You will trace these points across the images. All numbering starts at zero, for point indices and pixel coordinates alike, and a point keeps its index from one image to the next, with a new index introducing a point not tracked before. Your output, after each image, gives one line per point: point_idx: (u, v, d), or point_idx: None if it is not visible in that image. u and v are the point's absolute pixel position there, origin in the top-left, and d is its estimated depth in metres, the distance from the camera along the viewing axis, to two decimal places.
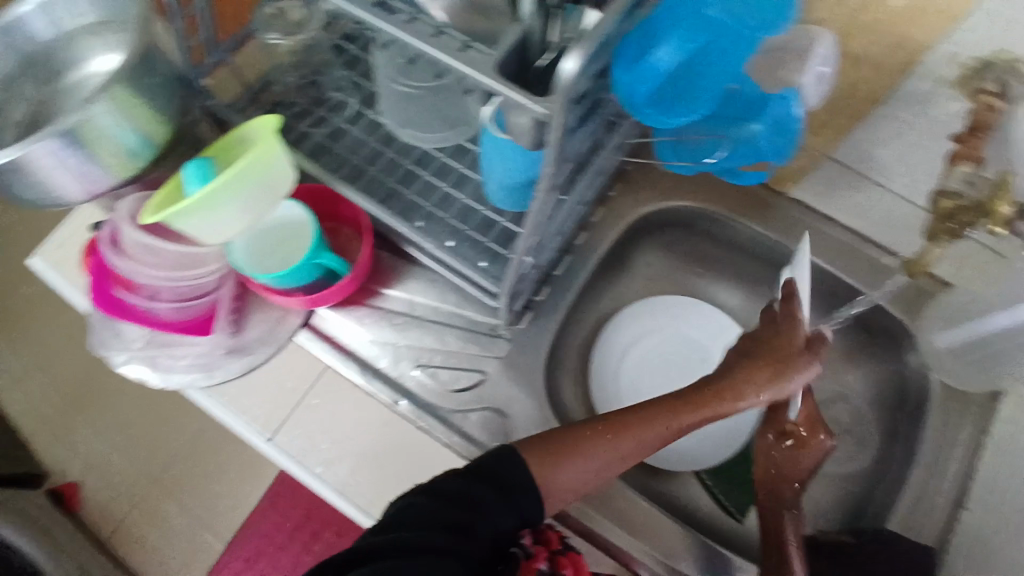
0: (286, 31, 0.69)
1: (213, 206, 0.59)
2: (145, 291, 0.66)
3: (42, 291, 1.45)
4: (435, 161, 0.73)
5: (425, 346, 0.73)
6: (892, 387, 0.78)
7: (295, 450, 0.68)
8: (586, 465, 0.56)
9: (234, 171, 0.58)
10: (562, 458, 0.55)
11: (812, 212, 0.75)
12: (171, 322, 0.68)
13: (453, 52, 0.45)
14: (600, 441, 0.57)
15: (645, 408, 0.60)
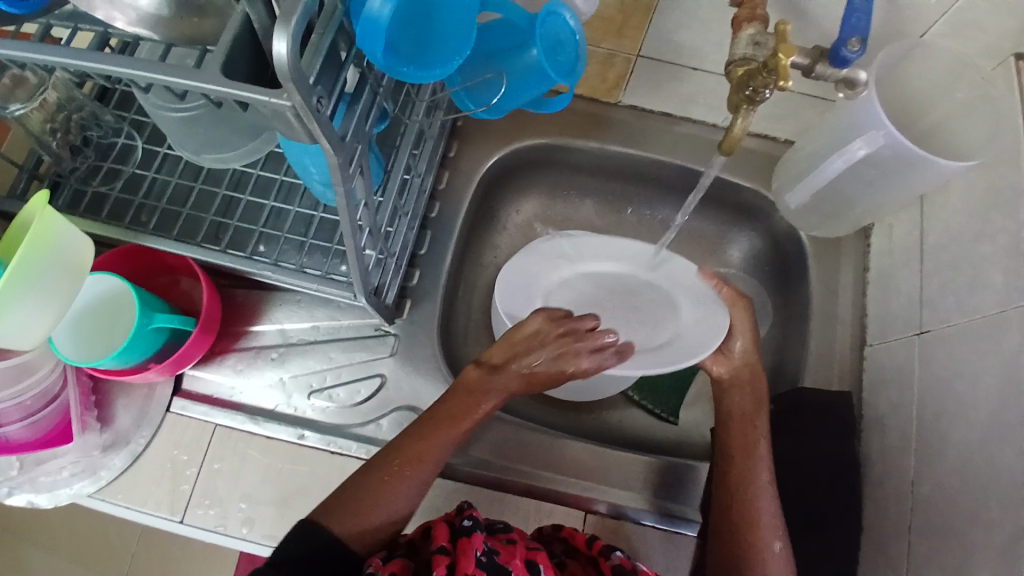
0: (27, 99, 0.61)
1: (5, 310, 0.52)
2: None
3: None
4: (252, 178, 0.69)
5: (312, 370, 0.69)
6: (772, 254, 0.78)
7: (212, 520, 0.64)
8: (380, 510, 0.54)
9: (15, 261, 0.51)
10: (351, 513, 0.53)
11: (652, 114, 0.74)
12: (24, 442, 0.62)
13: (172, 69, 0.40)
14: (387, 484, 0.55)
15: (434, 434, 0.58)
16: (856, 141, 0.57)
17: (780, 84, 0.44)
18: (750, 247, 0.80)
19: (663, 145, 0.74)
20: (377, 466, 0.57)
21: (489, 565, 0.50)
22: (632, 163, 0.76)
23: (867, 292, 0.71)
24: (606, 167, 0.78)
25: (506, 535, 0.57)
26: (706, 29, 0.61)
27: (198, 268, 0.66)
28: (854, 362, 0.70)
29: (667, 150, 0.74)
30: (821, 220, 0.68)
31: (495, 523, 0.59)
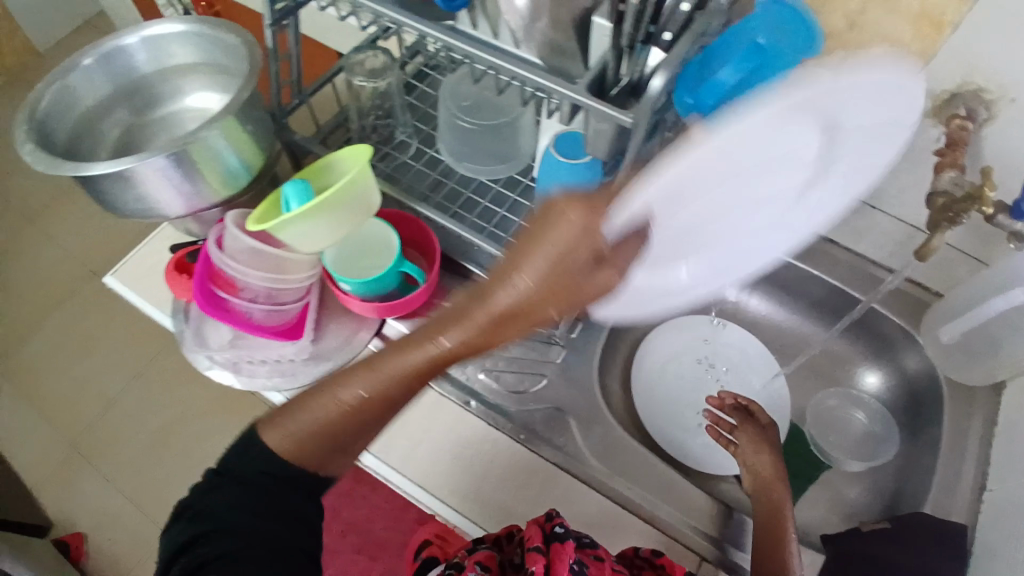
0: (369, 76, 0.80)
1: (310, 220, 0.67)
2: (246, 294, 0.72)
3: (52, 348, 1.51)
4: (490, 190, 0.83)
5: (488, 353, 0.80)
6: (905, 390, 0.85)
7: (377, 448, 0.73)
8: (321, 442, 0.55)
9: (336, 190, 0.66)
10: (300, 414, 0.55)
11: (819, 237, 0.87)
12: (261, 325, 0.74)
13: (548, 79, 0.56)
14: (333, 401, 0.54)
15: (381, 366, 0.53)
16: (1017, 288, 0.67)
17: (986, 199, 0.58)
18: (884, 378, 0.87)
19: (825, 263, 0.86)
20: (323, 383, 0.56)
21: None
22: (788, 275, 0.88)
23: (994, 444, 0.74)
24: (764, 272, 0.90)
25: (592, 550, 0.63)
26: (895, 175, 0.75)
27: (434, 241, 0.78)
28: (973, 501, 0.73)
29: (828, 269, 0.86)
30: (962, 361, 0.77)
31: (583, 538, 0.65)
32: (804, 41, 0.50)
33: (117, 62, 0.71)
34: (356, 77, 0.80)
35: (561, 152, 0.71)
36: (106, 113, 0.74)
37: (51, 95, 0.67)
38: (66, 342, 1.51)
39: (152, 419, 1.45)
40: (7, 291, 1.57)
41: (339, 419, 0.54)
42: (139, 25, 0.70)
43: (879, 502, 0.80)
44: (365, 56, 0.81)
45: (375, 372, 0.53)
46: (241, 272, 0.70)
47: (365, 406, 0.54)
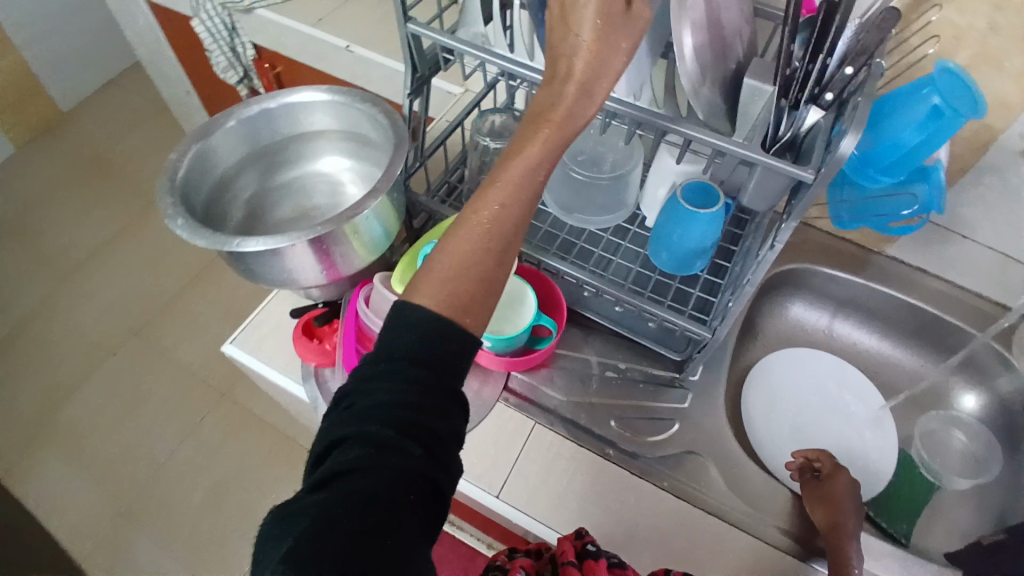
0: (496, 137, 0.81)
1: None
2: None
3: (113, 410, 1.53)
4: (601, 239, 0.87)
5: (617, 400, 0.81)
6: (1000, 410, 0.89)
7: (522, 501, 0.74)
8: (464, 279, 0.45)
9: None
10: (448, 247, 0.45)
11: (911, 267, 0.92)
12: None
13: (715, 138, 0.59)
14: (466, 232, 0.45)
15: (496, 183, 0.47)
16: None
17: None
18: (979, 399, 0.91)
19: (918, 292, 0.90)
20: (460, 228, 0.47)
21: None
22: (882, 305, 0.93)
23: None
24: (857, 304, 0.95)
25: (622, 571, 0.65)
26: (987, 209, 0.80)
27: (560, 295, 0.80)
28: None
29: (922, 297, 0.90)
30: None
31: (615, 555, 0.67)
32: (976, 101, 0.57)
33: (255, 129, 0.73)
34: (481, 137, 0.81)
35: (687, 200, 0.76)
36: (237, 174, 0.74)
37: (196, 155, 0.67)
38: (122, 405, 1.53)
39: (205, 476, 1.44)
40: (63, 359, 1.60)
41: (475, 233, 0.45)
42: (280, 92, 0.72)
43: (992, 518, 0.83)
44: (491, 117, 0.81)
45: (510, 184, 0.47)
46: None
47: (477, 232, 0.45)
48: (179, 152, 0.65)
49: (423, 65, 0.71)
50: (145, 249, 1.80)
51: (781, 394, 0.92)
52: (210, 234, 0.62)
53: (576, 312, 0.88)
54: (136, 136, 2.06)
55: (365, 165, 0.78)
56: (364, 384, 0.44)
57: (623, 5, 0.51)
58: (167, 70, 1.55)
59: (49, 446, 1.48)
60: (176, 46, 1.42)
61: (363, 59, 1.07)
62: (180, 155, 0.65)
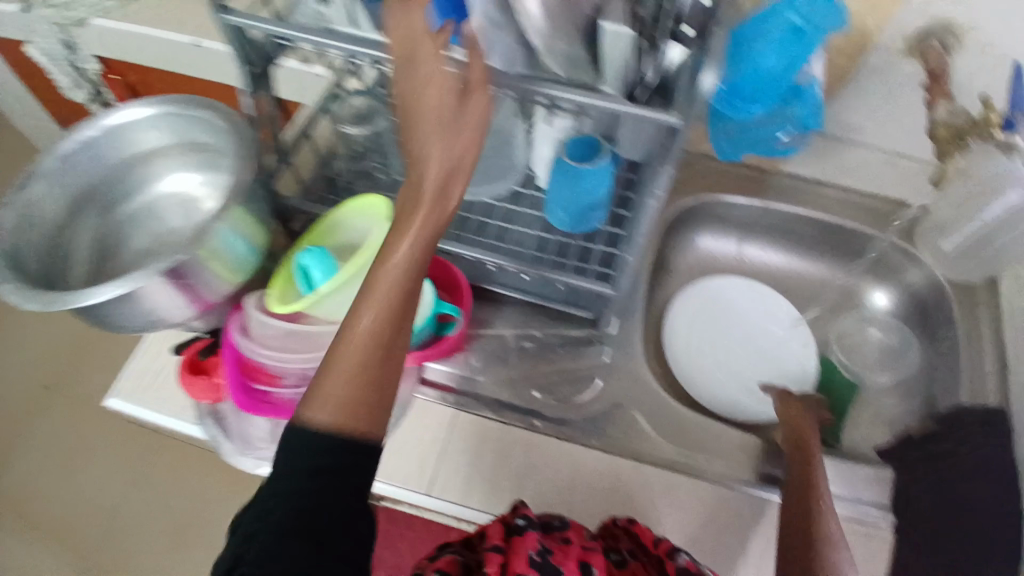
0: (356, 121, 0.75)
1: (336, 288, 0.63)
2: (288, 382, 0.66)
3: (25, 471, 1.36)
4: (495, 208, 0.83)
5: (536, 369, 0.80)
6: (910, 301, 0.91)
7: (455, 494, 0.72)
8: (371, 364, 0.47)
9: (362, 253, 0.62)
10: (335, 353, 0.47)
11: (806, 180, 0.92)
12: None
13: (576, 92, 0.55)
14: (346, 339, 0.47)
15: (375, 282, 0.49)
16: (1010, 192, 0.72)
17: (993, 134, 0.66)
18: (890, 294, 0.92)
19: (815, 204, 0.91)
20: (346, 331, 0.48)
21: (550, 561, 0.59)
22: (788, 220, 0.92)
23: (1006, 329, 0.81)
24: (762, 224, 0.94)
25: (562, 535, 0.65)
26: (874, 109, 0.79)
27: (460, 276, 0.76)
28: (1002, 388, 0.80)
29: (819, 208, 0.90)
30: (963, 265, 0.83)
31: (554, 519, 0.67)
32: (835, 13, 0.56)
33: (77, 161, 0.66)
34: (342, 125, 0.76)
35: (574, 157, 0.71)
36: (77, 220, 0.68)
37: (15, 210, 0.61)
38: (37, 461, 1.38)
39: (145, 526, 1.30)
40: None
41: (361, 325, 0.47)
42: (94, 116, 0.65)
43: (914, 406, 0.86)
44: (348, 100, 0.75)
45: (383, 294, 0.48)
46: (283, 358, 0.65)
47: (364, 324, 0.47)
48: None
49: (257, 57, 0.62)
50: None
51: (700, 327, 0.92)
52: (41, 294, 0.55)
53: (483, 287, 0.85)
54: None
55: (216, 173, 0.71)
56: (257, 503, 0.44)
57: (459, 87, 0.52)
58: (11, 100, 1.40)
59: None
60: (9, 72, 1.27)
61: (215, 55, 0.98)
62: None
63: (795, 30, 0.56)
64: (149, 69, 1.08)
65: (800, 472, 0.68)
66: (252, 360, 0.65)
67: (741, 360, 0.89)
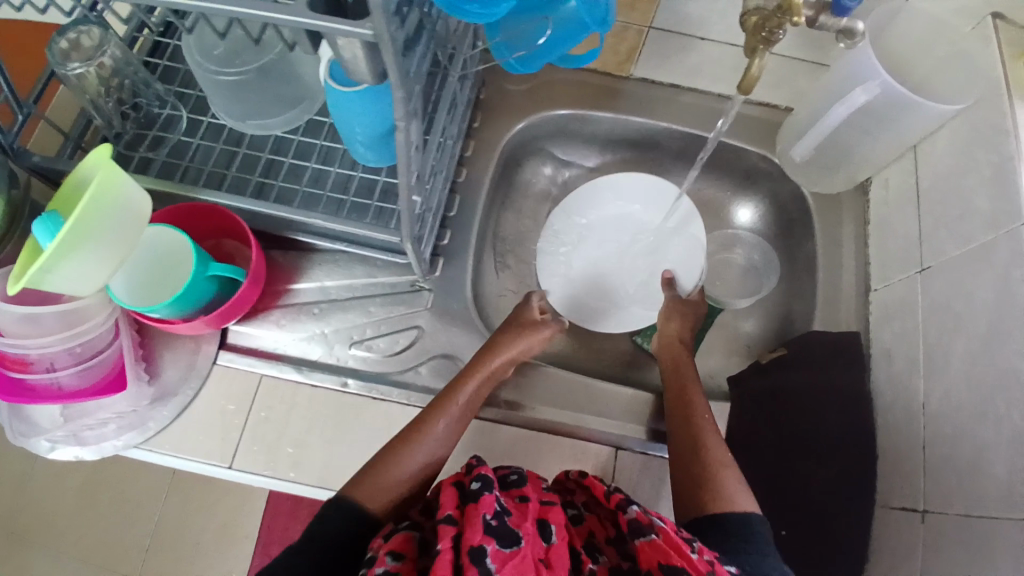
0: (87, 60, 0.63)
1: (67, 253, 0.54)
2: (41, 365, 0.61)
3: None
4: (292, 144, 0.73)
5: (353, 323, 0.72)
6: (774, 216, 0.84)
7: (262, 465, 0.66)
8: (391, 492, 0.59)
9: (83, 204, 0.54)
10: (369, 478, 0.59)
11: (661, 86, 0.80)
12: (80, 390, 0.63)
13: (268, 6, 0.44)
14: (406, 452, 0.61)
15: (425, 425, 0.64)
16: (856, 89, 0.63)
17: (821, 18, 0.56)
18: (754, 209, 0.86)
19: (668, 111, 0.80)
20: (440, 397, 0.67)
21: (506, 522, 0.53)
22: (644, 133, 0.83)
23: (866, 244, 0.75)
24: (616, 139, 0.85)
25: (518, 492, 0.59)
26: None
27: (243, 225, 0.68)
28: (862, 304, 0.74)
29: (672, 116, 0.80)
30: (820, 174, 0.75)
31: (508, 478, 0.62)
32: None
33: None
34: (69, 64, 0.63)
35: (341, 82, 0.60)
36: None
37: None
38: None
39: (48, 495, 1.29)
40: None
41: (434, 447, 0.62)
42: None
43: (774, 331, 0.82)
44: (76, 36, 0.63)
45: (460, 411, 0.65)
46: (23, 345, 0.59)
47: (424, 450, 0.62)
48: None
49: None
50: None
51: (552, 245, 0.85)
52: None
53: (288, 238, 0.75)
54: None
55: None
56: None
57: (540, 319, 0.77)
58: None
59: None
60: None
61: None
62: None
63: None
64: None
65: (676, 389, 0.70)
66: None
67: (594, 280, 0.84)
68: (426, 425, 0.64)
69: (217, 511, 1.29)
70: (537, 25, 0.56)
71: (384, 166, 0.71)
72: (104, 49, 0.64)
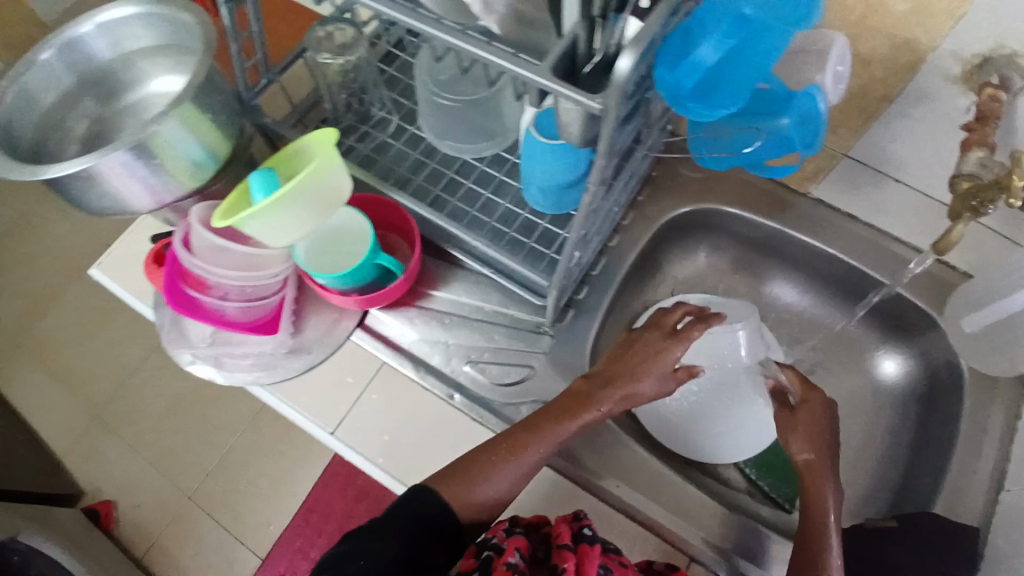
0: (336, 52, 0.71)
1: (279, 211, 0.63)
2: (214, 292, 0.68)
3: (73, 319, 1.56)
4: (475, 170, 0.79)
5: (474, 343, 0.77)
6: (922, 379, 0.79)
7: (358, 443, 0.72)
8: (512, 476, 0.64)
9: (302, 176, 0.62)
10: (468, 483, 0.63)
11: (838, 212, 0.80)
12: (236, 322, 0.71)
13: (518, 59, 0.49)
14: (499, 465, 0.64)
15: (521, 451, 0.64)
16: None
17: None
18: (899, 364, 0.81)
19: (841, 239, 0.79)
20: (524, 424, 0.66)
21: None
22: (807, 252, 0.82)
23: (1014, 440, 0.69)
24: (774, 250, 0.85)
25: (616, 556, 0.60)
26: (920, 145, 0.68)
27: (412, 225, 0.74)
28: (992, 501, 0.68)
29: (846, 246, 0.79)
30: (985, 352, 0.70)
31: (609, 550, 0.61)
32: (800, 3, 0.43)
33: (73, 52, 0.69)
34: (320, 54, 0.71)
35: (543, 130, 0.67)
36: (72, 106, 0.72)
37: (13, 94, 0.65)
38: (78, 317, 1.56)
39: (163, 391, 1.49)
40: (27, 261, 1.64)
41: (517, 467, 0.64)
42: (88, 15, 0.67)
43: (885, 497, 0.76)
44: (332, 30, 0.71)
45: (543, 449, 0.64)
46: (209, 270, 0.67)
47: (513, 468, 0.64)
48: None
49: None
50: None
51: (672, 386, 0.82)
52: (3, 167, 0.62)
53: (444, 248, 0.82)
54: None
55: (187, 73, 0.73)
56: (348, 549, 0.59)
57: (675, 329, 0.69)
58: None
59: (17, 352, 1.54)
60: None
61: None
62: None
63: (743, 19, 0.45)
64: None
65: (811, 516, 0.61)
66: (183, 264, 0.67)
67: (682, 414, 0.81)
68: (525, 438, 0.65)
69: (282, 467, 1.44)
70: (750, 133, 0.58)
71: (548, 214, 0.76)
72: (353, 46, 0.71)
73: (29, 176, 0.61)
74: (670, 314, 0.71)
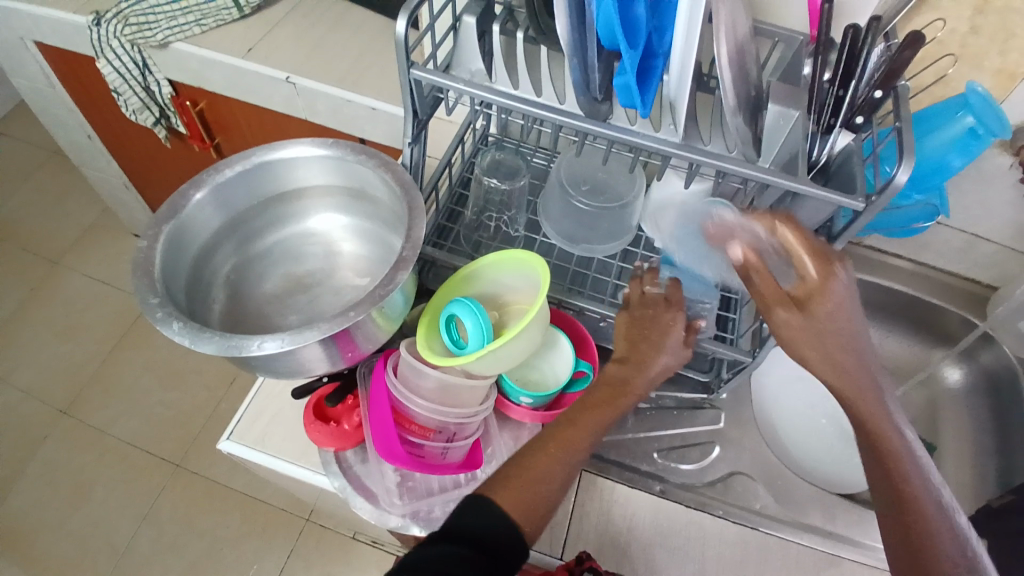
0: (504, 178, 0.80)
1: (506, 347, 0.62)
2: (418, 423, 0.66)
3: (51, 501, 1.38)
4: (613, 267, 0.82)
5: (656, 433, 0.80)
6: (985, 379, 0.96)
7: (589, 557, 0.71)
8: (538, 494, 0.55)
9: (533, 315, 0.62)
10: (509, 481, 0.55)
11: (885, 253, 0.99)
12: (431, 461, 0.66)
13: (771, 171, 0.56)
14: (539, 458, 0.57)
15: (560, 449, 0.58)
16: None
17: None
18: (964, 371, 0.98)
19: (893, 276, 0.97)
20: (534, 446, 0.58)
21: None
22: (868, 290, 0.98)
23: None
24: None
25: None
26: (958, 194, 0.86)
27: (583, 330, 0.75)
28: None
29: (900, 281, 0.97)
30: None
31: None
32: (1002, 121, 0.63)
33: (230, 195, 0.65)
34: (488, 178, 0.80)
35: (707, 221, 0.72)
36: (215, 253, 0.67)
37: (167, 244, 0.59)
38: (57, 497, 1.38)
39: (175, 558, 1.32)
40: None
41: (545, 487, 0.55)
42: (250, 153, 0.64)
43: (993, 482, 0.89)
44: (497, 160, 0.82)
45: (567, 421, 0.59)
46: (410, 397, 0.65)
47: (545, 489, 0.55)
48: (150, 243, 0.58)
49: (422, 109, 0.64)
50: (60, 312, 1.63)
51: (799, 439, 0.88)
52: (216, 335, 0.53)
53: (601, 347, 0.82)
54: (29, 188, 1.84)
55: (360, 219, 0.72)
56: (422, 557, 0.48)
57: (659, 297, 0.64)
58: (95, 155, 1.51)
59: None
60: (92, 121, 1.38)
61: (307, 91, 1.07)
62: (152, 245, 0.58)
63: (969, 132, 0.64)
64: (260, 107, 1.16)
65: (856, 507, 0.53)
66: (391, 392, 0.66)
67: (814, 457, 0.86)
68: (540, 459, 0.57)
69: None
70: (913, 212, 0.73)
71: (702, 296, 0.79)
72: (517, 174, 0.80)
73: (234, 353, 0.53)
74: (648, 283, 0.66)
